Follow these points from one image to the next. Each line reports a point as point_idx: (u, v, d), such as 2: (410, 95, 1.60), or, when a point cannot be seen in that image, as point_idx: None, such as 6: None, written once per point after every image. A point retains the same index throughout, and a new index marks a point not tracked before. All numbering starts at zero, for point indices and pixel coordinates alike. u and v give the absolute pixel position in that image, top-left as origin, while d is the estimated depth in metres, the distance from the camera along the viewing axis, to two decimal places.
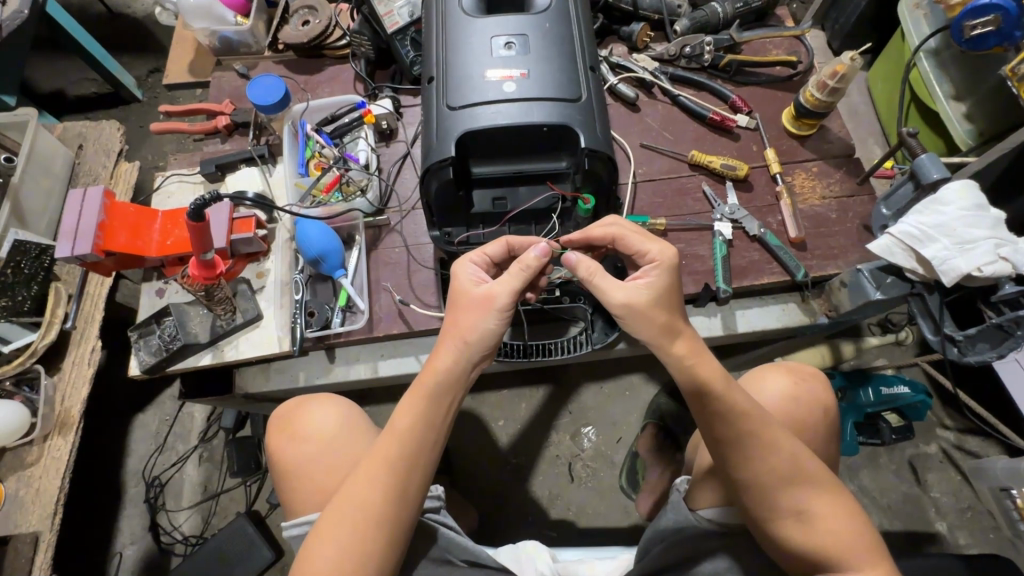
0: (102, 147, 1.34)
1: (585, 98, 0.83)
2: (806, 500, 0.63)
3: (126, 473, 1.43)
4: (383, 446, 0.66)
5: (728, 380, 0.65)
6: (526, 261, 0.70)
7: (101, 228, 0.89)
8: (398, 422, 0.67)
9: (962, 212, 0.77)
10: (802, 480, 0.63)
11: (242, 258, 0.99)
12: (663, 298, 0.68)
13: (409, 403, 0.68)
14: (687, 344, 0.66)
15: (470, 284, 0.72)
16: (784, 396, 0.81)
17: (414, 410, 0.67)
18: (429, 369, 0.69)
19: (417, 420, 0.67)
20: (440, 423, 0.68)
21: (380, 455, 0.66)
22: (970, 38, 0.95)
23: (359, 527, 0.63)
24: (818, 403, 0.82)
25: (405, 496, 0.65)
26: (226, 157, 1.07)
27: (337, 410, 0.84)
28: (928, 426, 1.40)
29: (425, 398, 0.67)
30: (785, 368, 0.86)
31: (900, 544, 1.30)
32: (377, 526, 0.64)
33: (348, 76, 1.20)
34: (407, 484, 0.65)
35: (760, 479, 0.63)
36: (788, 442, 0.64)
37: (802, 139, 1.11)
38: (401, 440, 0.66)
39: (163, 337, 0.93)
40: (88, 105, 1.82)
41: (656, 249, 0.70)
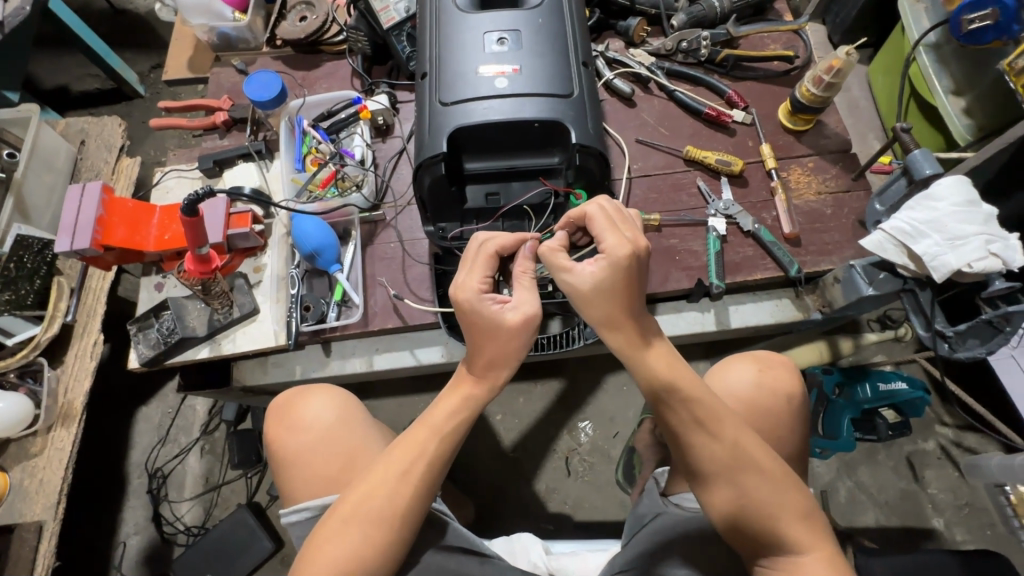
0: (104, 143, 1.36)
1: (577, 94, 0.83)
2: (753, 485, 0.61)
3: (129, 464, 1.46)
4: (420, 439, 0.68)
5: (671, 364, 0.66)
6: (527, 269, 0.73)
7: (99, 223, 0.90)
8: (438, 422, 0.68)
9: (955, 208, 0.77)
10: (743, 466, 0.62)
11: (239, 253, 1.00)
12: (607, 289, 0.65)
13: (448, 401, 0.70)
14: (625, 337, 0.66)
15: (494, 307, 0.69)
16: (749, 385, 0.82)
17: (452, 409, 0.69)
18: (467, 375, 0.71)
19: (455, 421, 0.69)
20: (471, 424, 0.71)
21: (408, 452, 0.67)
22: (968, 32, 0.94)
23: (381, 521, 0.64)
24: (782, 389, 0.82)
25: (428, 493, 0.67)
26: (224, 153, 1.08)
27: (333, 401, 0.85)
28: (926, 423, 1.40)
29: (466, 401, 0.70)
30: (751, 357, 0.86)
31: (896, 539, 1.31)
32: (400, 522, 0.65)
33: (345, 71, 1.20)
34: (431, 480, 0.67)
35: (703, 466, 0.63)
36: (733, 427, 0.64)
37: (799, 135, 1.10)
38: (440, 437, 0.68)
39: (161, 330, 0.94)
40: (91, 101, 1.84)
41: (611, 241, 0.65)
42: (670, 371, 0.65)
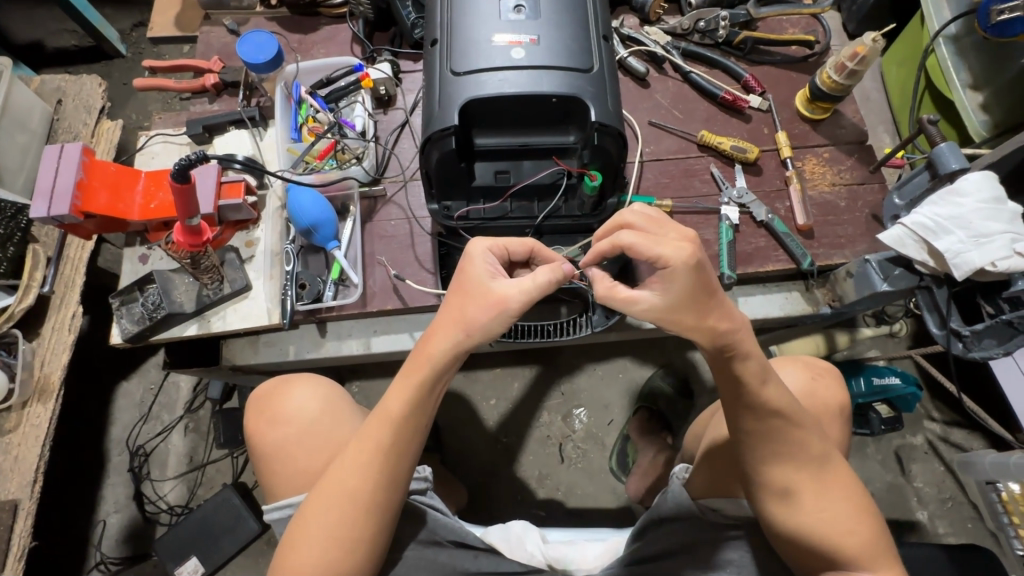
0: (82, 103, 1.28)
1: (597, 69, 0.79)
2: (812, 486, 0.64)
3: (109, 441, 1.41)
4: (375, 432, 0.65)
5: (765, 372, 0.62)
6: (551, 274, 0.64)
7: (78, 187, 0.84)
8: (392, 409, 0.65)
9: (980, 205, 0.75)
10: (818, 466, 0.65)
11: (230, 225, 0.95)
12: (680, 305, 0.58)
13: (400, 388, 0.66)
14: (728, 331, 0.60)
15: (485, 275, 0.65)
16: (802, 389, 0.80)
17: (407, 397, 0.65)
18: (420, 354, 0.66)
19: (408, 409, 0.65)
20: (431, 410, 0.67)
21: (369, 440, 0.65)
22: (995, 23, 0.92)
23: (346, 514, 0.64)
24: (832, 399, 0.80)
25: (394, 485, 0.65)
26: (214, 118, 1.01)
27: (314, 392, 0.81)
28: (915, 417, 1.41)
29: (417, 384, 0.65)
30: (800, 363, 0.85)
31: None
32: (365, 514, 0.64)
33: (345, 36, 1.13)
34: (395, 472, 0.65)
35: (790, 463, 0.64)
36: (808, 439, 0.64)
37: (814, 123, 1.07)
38: (394, 427, 0.65)
39: (146, 305, 0.89)
40: (69, 59, 1.73)
41: (670, 250, 0.56)
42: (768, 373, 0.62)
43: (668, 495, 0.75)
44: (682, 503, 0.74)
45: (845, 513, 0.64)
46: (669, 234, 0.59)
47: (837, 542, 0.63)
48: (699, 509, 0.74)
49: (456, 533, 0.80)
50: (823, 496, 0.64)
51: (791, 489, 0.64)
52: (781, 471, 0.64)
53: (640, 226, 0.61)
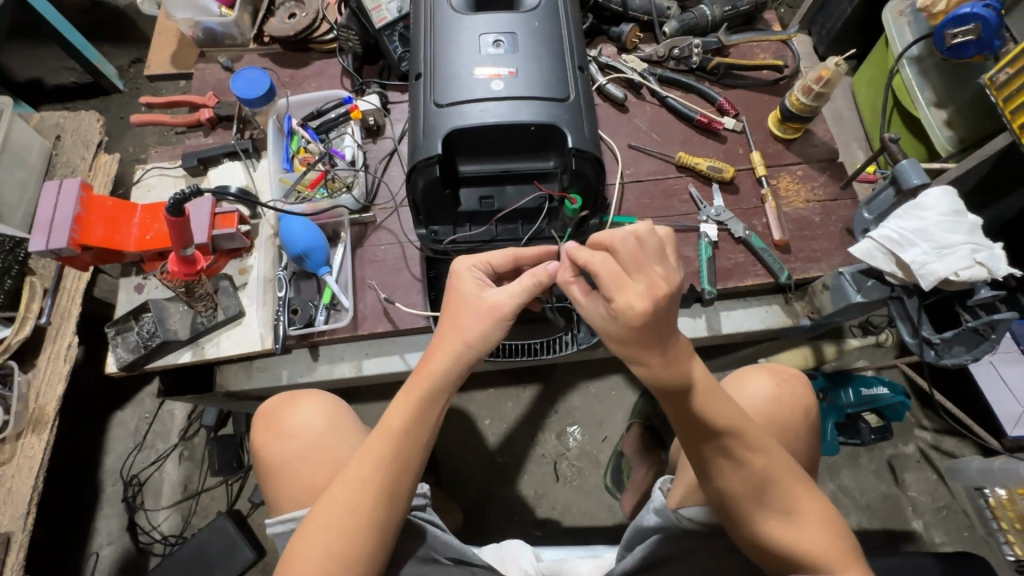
0: (80, 139, 1.32)
1: (573, 98, 0.83)
2: (786, 498, 0.66)
3: (103, 471, 1.41)
4: (377, 448, 0.67)
5: (712, 391, 0.65)
6: (537, 275, 0.70)
7: (75, 222, 0.86)
8: (397, 425, 0.67)
9: (941, 218, 0.78)
10: (795, 479, 0.67)
11: (224, 254, 0.97)
12: (630, 334, 0.61)
13: (402, 405, 0.68)
14: (652, 365, 0.63)
15: (473, 283, 0.72)
16: (767, 399, 0.82)
17: (409, 413, 0.67)
18: (420, 371, 0.69)
19: (412, 424, 0.67)
20: (433, 426, 0.69)
21: (372, 454, 0.67)
22: (951, 46, 0.97)
23: (349, 528, 0.64)
24: (799, 406, 0.83)
25: (394, 500, 0.66)
26: (209, 151, 1.05)
27: (324, 409, 0.83)
28: (906, 427, 1.43)
29: (420, 399, 0.67)
30: (767, 370, 0.87)
31: (878, 542, 1.33)
32: (368, 529, 0.64)
33: (335, 70, 1.18)
34: (398, 485, 0.66)
35: (765, 475, 0.66)
36: (767, 453, 0.66)
37: (787, 143, 1.12)
38: (398, 442, 0.67)
39: (141, 334, 0.91)
40: (67, 95, 1.78)
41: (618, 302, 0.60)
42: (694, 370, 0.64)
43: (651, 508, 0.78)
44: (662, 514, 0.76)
45: (815, 524, 0.65)
46: (657, 265, 0.59)
47: (817, 549, 0.64)
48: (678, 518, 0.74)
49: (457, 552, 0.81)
50: (802, 504, 0.66)
51: (782, 504, 0.66)
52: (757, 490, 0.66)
53: (624, 250, 0.60)
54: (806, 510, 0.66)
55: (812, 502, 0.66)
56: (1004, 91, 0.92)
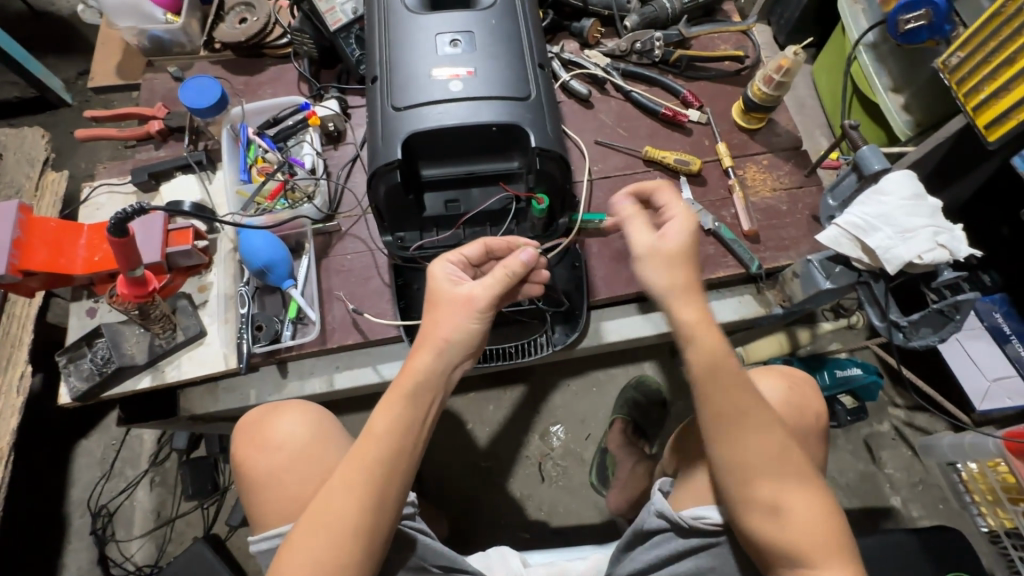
0: (24, 157, 1.25)
1: (535, 96, 0.81)
2: (779, 493, 0.63)
3: (69, 504, 1.34)
4: (362, 451, 0.63)
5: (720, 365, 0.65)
6: (511, 264, 0.70)
7: (15, 245, 0.80)
8: (380, 424, 0.64)
9: (901, 201, 0.79)
10: (795, 477, 0.64)
11: (181, 272, 0.93)
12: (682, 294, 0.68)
13: (386, 406, 0.65)
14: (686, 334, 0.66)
15: (450, 282, 0.71)
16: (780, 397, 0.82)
17: (393, 413, 0.64)
18: (405, 370, 0.67)
19: (396, 424, 0.64)
20: (422, 425, 0.66)
21: (358, 458, 0.63)
22: (904, 32, 0.98)
23: (337, 537, 0.60)
24: (812, 407, 0.83)
25: (383, 507, 0.62)
26: (160, 165, 1.00)
27: (307, 421, 0.80)
28: (880, 406, 1.46)
29: (403, 398, 0.65)
30: (782, 372, 0.87)
31: (859, 521, 1.35)
32: (356, 537, 0.60)
33: (291, 76, 1.15)
34: (387, 491, 0.62)
35: (758, 465, 0.63)
36: (764, 442, 0.64)
37: (751, 132, 1.12)
38: (383, 443, 0.63)
39: (95, 360, 0.86)
40: (10, 111, 1.69)
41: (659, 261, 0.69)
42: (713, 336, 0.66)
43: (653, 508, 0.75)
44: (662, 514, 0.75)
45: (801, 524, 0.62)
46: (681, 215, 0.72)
47: (807, 549, 0.61)
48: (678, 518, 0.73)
49: (447, 559, 0.79)
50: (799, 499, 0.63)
51: (778, 500, 0.62)
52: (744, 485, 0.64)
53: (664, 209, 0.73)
54: (795, 512, 0.62)
55: (811, 503, 0.63)
56: (957, 74, 0.93)
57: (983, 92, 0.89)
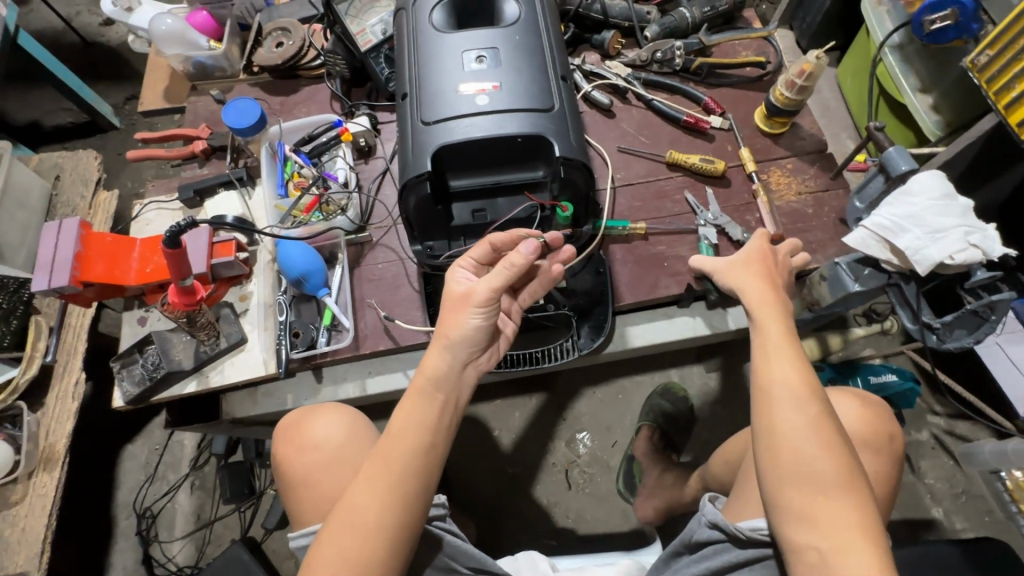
0: (79, 178, 1.35)
1: (558, 108, 0.84)
2: (816, 503, 0.56)
3: (116, 505, 1.41)
4: (385, 451, 0.66)
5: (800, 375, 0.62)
6: (512, 259, 0.71)
7: (77, 258, 0.87)
8: (402, 424, 0.67)
9: (931, 202, 0.78)
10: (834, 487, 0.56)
11: (224, 281, 0.98)
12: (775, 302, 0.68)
13: (408, 407, 0.68)
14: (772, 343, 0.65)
15: (460, 285, 0.75)
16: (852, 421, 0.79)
17: (413, 413, 0.67)
18: (420, 371, 0.70)
19: (416, 424, 0.67)
20: (440, 426, 0.68)
21: (382, 457, 0.66)
22: (931, 32, 0.98)
23: (360, 535, 0.62)
24: (879, 432, 0.78)
25: (406, 506, 0.64)
26: (204, 182, 1.07)
27: (340, 424, 0.83)
28: (918, 413, 1.42)
29: (422, 398, 0.68)
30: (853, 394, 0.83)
31: (898, 533, 1.31)
32: (378, 535, 0.62)
33: (324, 95, 1.20)
34: (409, 491, 0.64)
35: (794, 459, 0.58)
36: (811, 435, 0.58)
37: (775, 137, 1.13)
38: (404, 442, 0.66)
39: (146, 366, 0.92)
40: (65, 135, 1.81)
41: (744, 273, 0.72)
42: (795, 341, 0.64)
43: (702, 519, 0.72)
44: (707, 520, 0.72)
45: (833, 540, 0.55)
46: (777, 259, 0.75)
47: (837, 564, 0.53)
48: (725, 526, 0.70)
49: (477, 561, 0.80)
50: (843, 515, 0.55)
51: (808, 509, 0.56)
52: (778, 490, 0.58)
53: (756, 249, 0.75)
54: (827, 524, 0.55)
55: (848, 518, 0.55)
56: (988, 72, 0.92)
57: (1014, 90, 0.88)
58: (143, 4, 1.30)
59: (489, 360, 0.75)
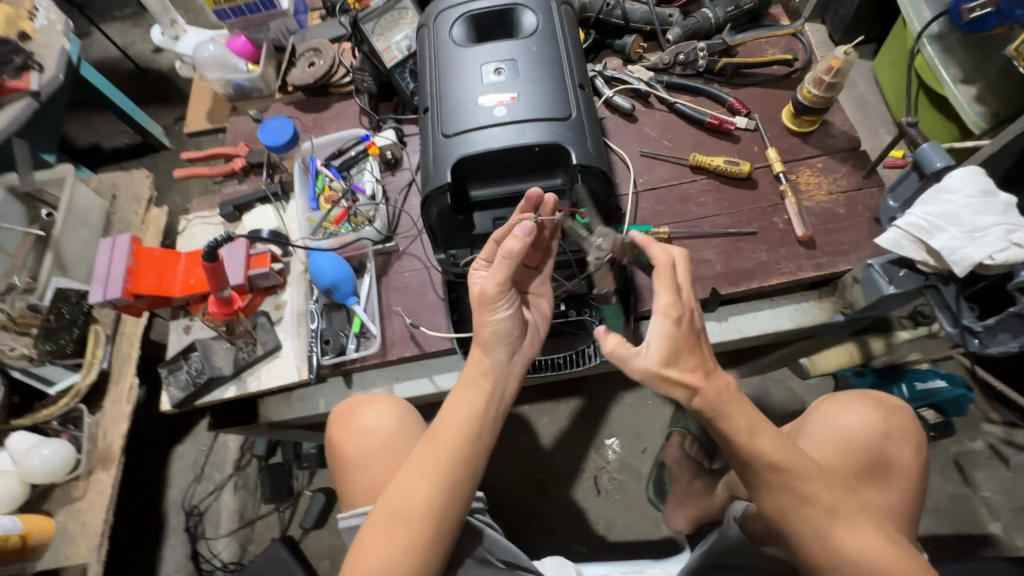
0: (133, 196, 1.45)
1: (575, 116, 0.85)
2: (801, 494, 0.59)
3: (167, 503, 1.50)
4: (437, 437, 0.71)
5: (752, 427, 0.60)
6: (509, 248, 0.73)
7: (128, 273, 0.93)
8: (454, 414, 0.72)
9: (968, 200, 0.75)
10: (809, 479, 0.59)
11: (260, 292, 1.04)
12: (674, 349, 0.60)
13: (460, 397, 0.73)
14: (704, 398, 0.60)
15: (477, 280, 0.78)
16: (870, 430, 0.77)
17: (464, 403, 0.72)
18: (469, 364, 0.75)
19: (467, 413, 0.72)
20: (489, 415, 0.73)
21: (434, 442, 0.71)
22: (970, 20, 0.94)
23: (410, 514, 0.67)
24: (895, 432, 0.78)
25: (454, 491, 0.69)
26: (243, 198, 1.13)
27: (390, 411, 0.87)
28: (971, 421, 1.35)
29: (472, 389, 0.73)
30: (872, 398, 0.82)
31: (951, 547, 1.25)
32: (428, 515, 0.67)
33: (354, 111, 1.25)
34: (457, 476, 0.69)
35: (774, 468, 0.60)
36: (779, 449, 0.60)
37: (804, 136, 1.10)
38: (456, 429, 0.71)
39: (190, 371, 0.98)
40: (121, 156, 1.95)
41: (665, 298, 0.61)
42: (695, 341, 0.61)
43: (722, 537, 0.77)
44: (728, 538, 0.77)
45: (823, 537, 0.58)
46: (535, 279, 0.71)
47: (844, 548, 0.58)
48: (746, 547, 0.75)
49: (511, 555, 0.82)
50: (837, 502, 0.58)
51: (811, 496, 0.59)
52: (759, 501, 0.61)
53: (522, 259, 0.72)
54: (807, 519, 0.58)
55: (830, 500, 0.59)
56: None
57: None
58: (189, 32, 1.39)
59: (531, 350, 0.79)
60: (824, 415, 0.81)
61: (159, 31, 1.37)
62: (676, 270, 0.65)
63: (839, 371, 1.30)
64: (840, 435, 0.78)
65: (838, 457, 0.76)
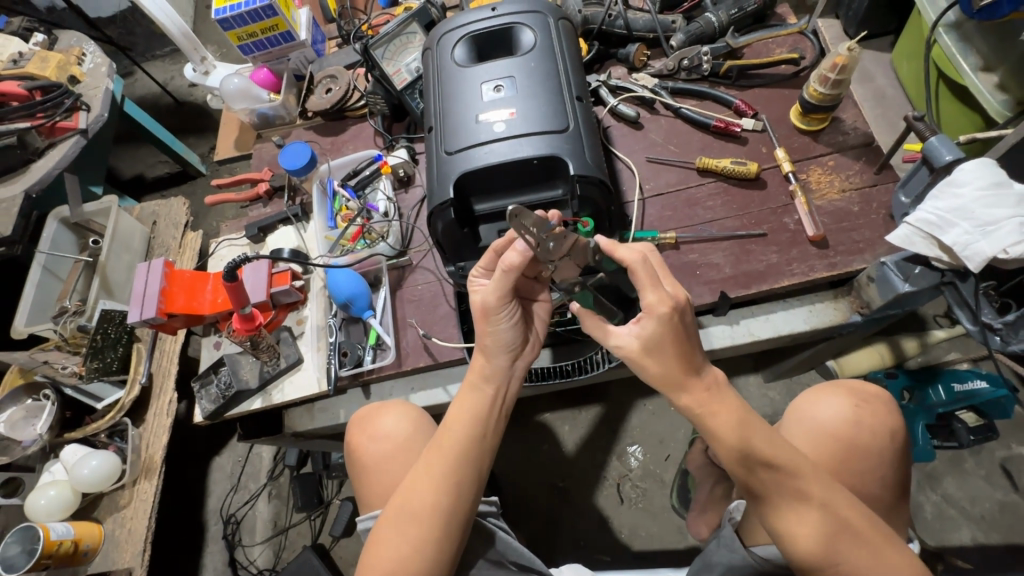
0: (172, 222, 1.55)
1: (573, 127, 0.87)
2: (792, 500, 0.62)
3: (206, 511, 1.57)
4: (442, 441, 0.73)
5: (731, 431, 0.63)
6: (509, 262, 0.72)
7: (162, 293, 1.00)
8: (459, 419, 0.74)
9: (980, 192, 0.73)
10: (798, 490, 0.62)
11: (283, 308, 1.10)
12: (658, 345, 0.64)
13: (464, 402, 0.75)
14: (688, 398, 0.64)
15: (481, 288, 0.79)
16: (841, 420, 0.78)
17: (468, 408, 0.74)
18: (472, 368, 0.78)
19: (471, 418, 0.74)
20: (492, 419, 0.75)
21: (440, 446, 0.73)
22: (981, 8, 0.91)
23: (418, 516, 0.70)
24: (882, 425, 0.77)
25: (460, 492, 0.71)
26: (266, 220, 1.20)
27: (399, 417, 0.89)
28: (1018, 424, 1.28)
29: (475, 394, 0.75)
30: (847, 389, 0.81)
31: (1000, 558, 1.18)
32: (434, 517, 0.69)
33: (369, 132, 1.31)
34: (461, 478, 0.71)
35: (764, 480, 0.62)
36: (766, 455, 0.62)
37: (814, 134, 1.08)
38: (460, 434, 0.73)
39: (220, 385, 1.04)
40: (163, 184, 2.08)
41: (650, 297, 0.64)
42: (679, 340, 0.64)
43: (723, 546, 0.78)
44: (736, 552, 0.76)
45: (826, 542, 0.60)
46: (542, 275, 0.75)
47: (832, 549, 0.60)
48: (755, 559, 0.75)
49: (525, 559, 0.83)
50: (828, 499, 0.61)
51: (798, 500, 0.61)
52: (759, 500, 0.63)
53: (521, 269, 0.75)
54: (800, 521, 0.61)
55: (815, 506, 0.61)
56: None
57: None
58: (217, 67, 1.49)
59: (533, 353, 0.81)
60: (801, 408, 0.82)
61: (191, 68, 1.47)
62: (650, 265, 0.67)
63: (868, 373, 1.22)
64: (810, 428, 0.79)
65: (813, 452, 0.77)
